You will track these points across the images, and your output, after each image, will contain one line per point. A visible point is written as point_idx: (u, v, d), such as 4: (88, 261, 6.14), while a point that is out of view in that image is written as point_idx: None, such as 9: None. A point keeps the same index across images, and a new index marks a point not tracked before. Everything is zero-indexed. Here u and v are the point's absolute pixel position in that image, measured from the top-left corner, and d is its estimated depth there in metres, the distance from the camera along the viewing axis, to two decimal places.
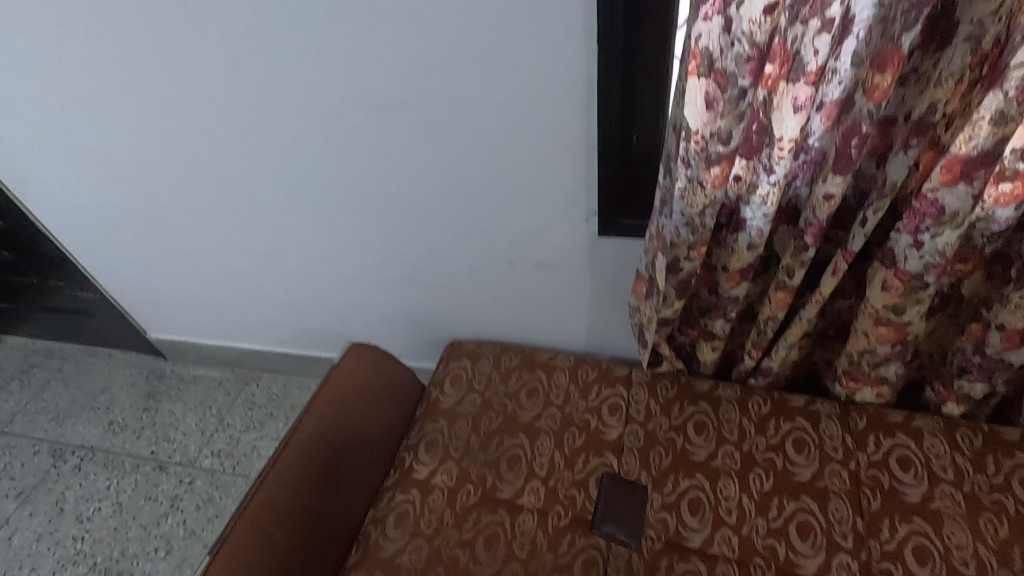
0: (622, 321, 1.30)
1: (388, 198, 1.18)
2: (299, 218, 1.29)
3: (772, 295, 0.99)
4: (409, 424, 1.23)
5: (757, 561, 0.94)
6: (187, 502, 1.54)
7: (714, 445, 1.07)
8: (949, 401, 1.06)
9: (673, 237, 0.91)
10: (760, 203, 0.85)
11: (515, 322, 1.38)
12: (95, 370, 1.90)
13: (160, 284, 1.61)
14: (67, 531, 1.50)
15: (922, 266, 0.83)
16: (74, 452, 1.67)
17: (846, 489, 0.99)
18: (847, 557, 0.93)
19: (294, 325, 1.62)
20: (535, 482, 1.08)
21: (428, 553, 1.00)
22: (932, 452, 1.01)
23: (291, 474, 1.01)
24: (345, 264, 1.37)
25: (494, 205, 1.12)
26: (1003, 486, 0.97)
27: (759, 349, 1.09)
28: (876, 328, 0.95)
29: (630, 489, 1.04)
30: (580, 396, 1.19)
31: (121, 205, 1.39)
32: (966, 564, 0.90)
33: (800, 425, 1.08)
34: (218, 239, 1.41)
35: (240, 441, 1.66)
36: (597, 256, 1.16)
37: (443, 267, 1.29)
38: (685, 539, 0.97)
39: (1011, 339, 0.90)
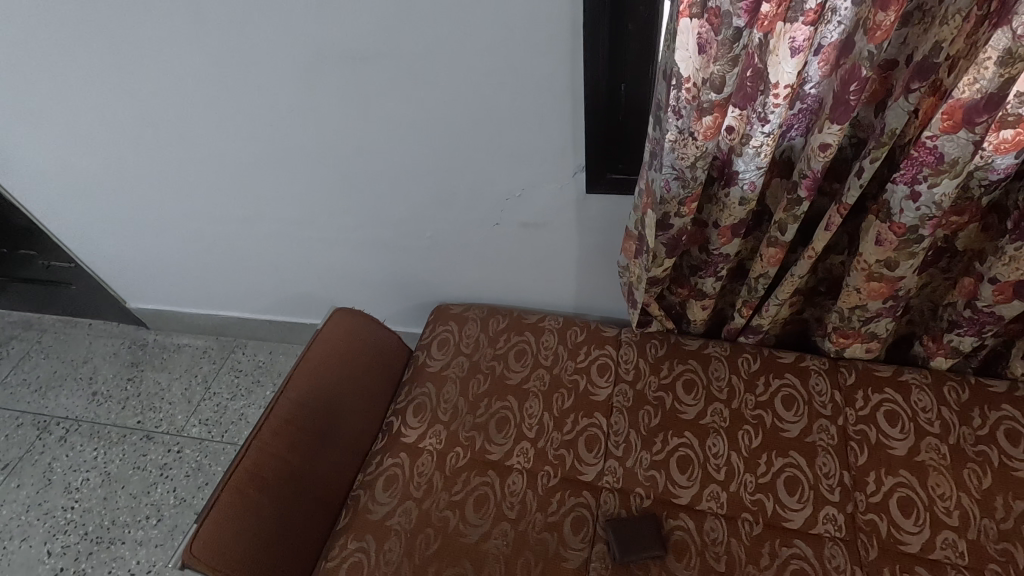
0: (611, 281, 1.28)
1: (367, 157, 1.13)
2: (274, 180, 1.24)
3: (764, 252, 0.97)
4: (396, 389, 1.21)
5: (745, 516, 0.94)
6: (176, 470, 1.53)
7: (703, 404, 1.07)
8: (937, 355, 1.05)
9: (664, 191, 0.88)
10: (754, 154, 0.82)
11: (502, 285, 1.36)
12: (76, 341, 1.86)
13: (136, 253, 1.56)
14: (55, 502, 1.49)
15: (917, 219, 0.81)
16: (58, 423, 1.65)
17: (834, 444, 1.00)
18: (834, 510, 0.93)
19: (277, 292, 1.58)
20: (524, 443, 1.07)
21: (417, 516, 1.00)
22: (919, 405, 1.02)
23: (276, 441, 0.99)
24: (326, 228, 1.32)
25: (477, 162, 1.08)
26: (988, 438, 0.97)
27: (749, 307, 1.08)
28: (868, 283, 0.93)
29: (619, 448, 1.04)
30: (569, 358, 1.18)
31: (86, 170, 1.32)
32: (950, 514, 0.91)
33: (789, 382, 1.07)
34: (192, 204, 1.35)
35: (227, 409, 1.64)
36: (585, 215, 1.13)
37: (427, 229, 1.25)
38: (674, 496, 0.98)
39: (1004, 293, 0.89)
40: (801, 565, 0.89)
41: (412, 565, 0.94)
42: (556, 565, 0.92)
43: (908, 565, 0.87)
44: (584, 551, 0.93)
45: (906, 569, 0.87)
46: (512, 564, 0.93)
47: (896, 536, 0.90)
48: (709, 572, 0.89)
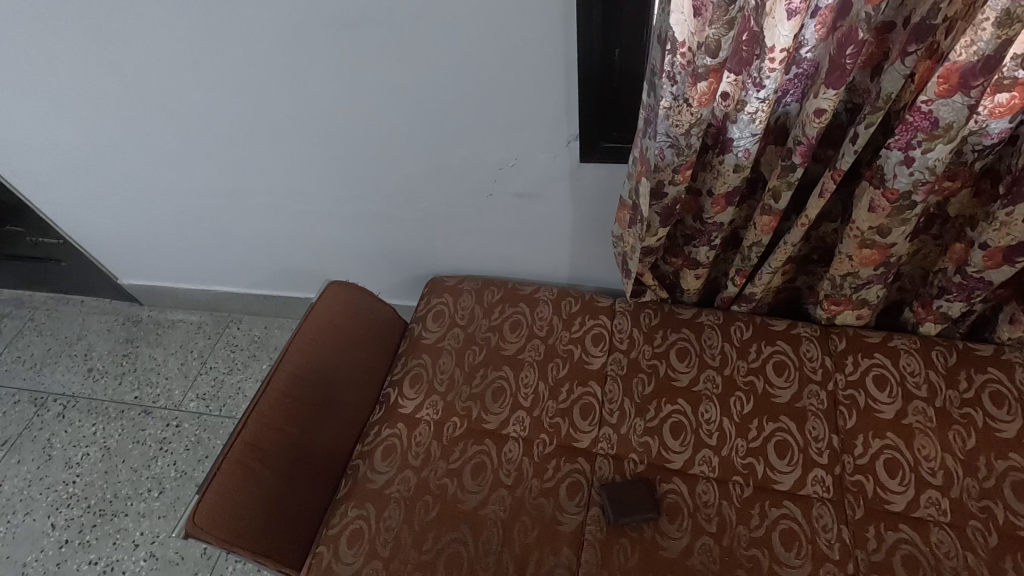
0: (605, 252, 1.28)
1: (357, 128, 1.11)
2: (264, 152, 1.22)
3: (757, 220, 0.97)
4: (392, 361, 1.22)
5: (736, 479, 0.96)
6: (176, 444, 1.54)
7: (696, 371, 1.09)
8: (926, 321, 1.07)
9: (658, 160, 0.88)
10: (748, 121, 0.81)
11: (496, 256, 1.36)
12: (69, 318, 1.85)
13: (125, 228, 1.54)
14: (56, 477, 1.50)
15: (910, 185, 0.81)
16: (56, 400, 1.66)
17: (824, 409, 1.02)
18: (822, 472, 0.95)
19: (270, 266, 1.57)
20: (520, 412, 1.09)
21: (416, 483, 1.01)
22: (908, 370, 1.03)
23: (274, 413, 1.00)
24: (317, 201, 1.31)
25: (470, 132, 1.07)
26: (973, 400, 0.99)
27: (742, 276, 1.08)
28: (860, 251, 0.94)
29: (613, 416, 1.06)
30: (564, 328, 1.19)
31: (70, 143, 1.29)
32: (934, 474, 0.93)
33: (781, 349, 1.09)
34: (181, 178, 1.33)
35: (224, 383, 1.65)
36: (579, 184, 1.12)
37: (419, 200, 1.24)
38: (667, 461, 1.00)
39: (993, 258, 0.90)
40: (790, 525, 0.91)
41: (412, 530, 0.96)
42: (553, 529, 0.95)
43: (893, 522, 0.90)
44: (579, 514, 0.96)
45: (891, 527, 0.90)
46: (510, 528, 0.95)
47: (882, 495, 0.92)
48: (701, 532, 0.92)
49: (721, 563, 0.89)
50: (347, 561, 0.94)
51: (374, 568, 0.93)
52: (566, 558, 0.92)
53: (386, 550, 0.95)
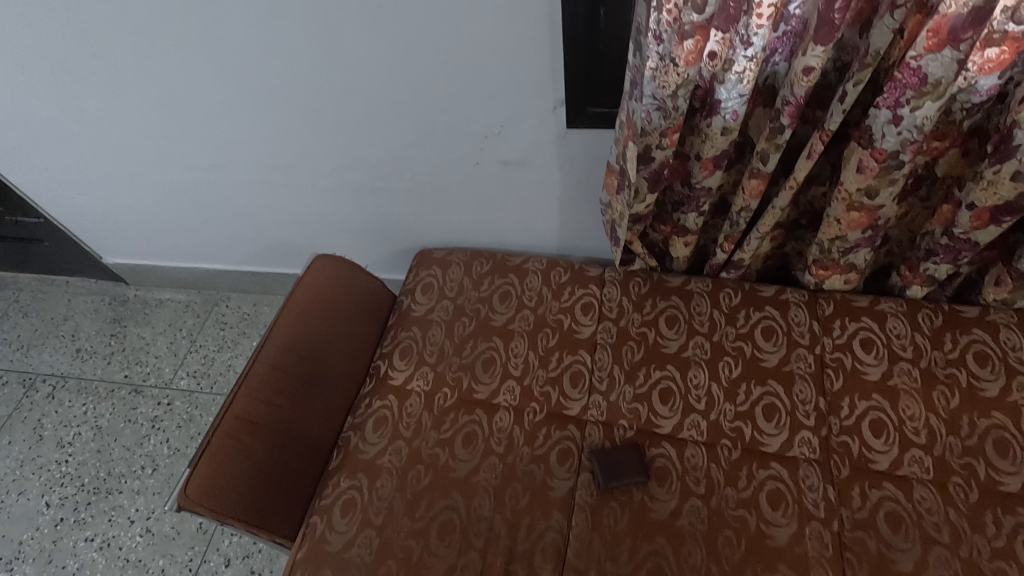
0: (593, 221, 1.27)
1: (338, 96, 1.08)
2: (243, 123, 1.19)
3: (745, 184, 0.96)
4: (381, 333, 1.22)
5: (724, 442, 0.97)
6: (168, 422, 1.54)
7: (685, 338, 1.09)
8: (913, 285, 1.07)
9: (645, 123, 0.86)
10: (736, 81, 0.80)
11: (484, 228, 1.35)
12: (54, 299, 1.82)
13: (107, 205, 1.51)
14: (48, 457, 1.50)
15: (899, 144, 0.80)
16: (44, 380, 1.64)
17: (811, 372, 1.02)
18: (809, 434, 0.97)
19: (256, 242, 1.55)
20: (510, 381, 1.09)
21: (408, 453, 1.02)
22: (894, 332, 1.04)
23: (263, 386, 1.00)
24: (301, 173, 1.29)
25: (454, 99, 1.04)
26: (958, 361, 1.00)
27: (731, 242, 1.08)
28: (848, 214, 0.94)
29: (603, 383, 1.06)
30: (553, 298, 1.19)
31: (44, 118, 1.25)
32: (918, 433, 0.95)
33: (769, 314, 1.09)
34: (160, 151, 1.30)
35: (215, 360, 1.64)
36: (566, 151, 1.11)
37: (405, 171, 1.22)
38: (656, 426, 1.01)
39: (980, 219, 0.90)
40: (777, 486, 0.92)
41: (405, 498, 0.97)
42: (544, 494, 0.96)
43: (877, 481, 0.91)
44: (570, 480, 0.97)
45: (875, 485, 0.91)
46: (501, 494, 0.96)
47: (866, 455, 0.94)
48: (690, 495, 0.93)
49: (710, 523, 0.90)
50: (340, 530, 0.95)
51: (368, 537, 0.94)
52: (557, 522, 0.93)
53: (379, 518, 0.96)
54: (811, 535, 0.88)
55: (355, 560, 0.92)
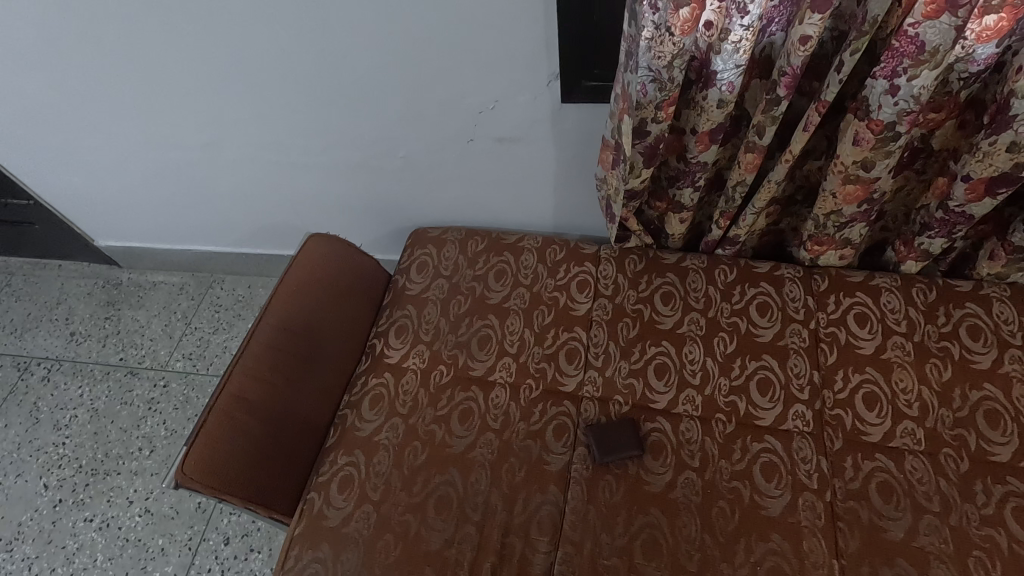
0: (589, 198, 1.27)
1: (329, 71, 1.07)
2: (234, 100, 1.17)
3: (741, 158, 0.96)
4: (377, 312, 1.22)
5: (718, 416, 0.98)
6: (164, 403, 1.54)
7: (680, 314, 1.09)
8: (908, 260, 1.08)
9: (640, 96, 0.85)
10: (732, 51, 0.79)
11: (479, 206, 1.34)
12: (47, 282, 1.81)
13: (97, 186, 1.49)
14: (45, 439, 1.50)
15: (895, 115, 0.80)
16: (39, 363, 1.64)
17: (805, 346, 1.03)
18: (803, 407, 0.97)
19: (250, 223, 1.54)
20: (506, 358, 1.09)
21: (405, 430, 1.02)
22: (888, 307, 1.04)
23: (259, 364, 1.00)
24: (294, 151, 1.27)
25: (447, 74, 1.03)
26: (951, 334, 1.01)
27: (727, 218, 1.08)
28: (843, 187, 0.93)
29: (599, 359, 1.07)
30: (549, 276, 1.18)
31: (29, 96, 1.23)
32: (910, 406, 0.95)
33: (765, 290, 1.10)
34: (149, 130, 1.28)
35: (210, 343, 1.64)
36: (561, 127, 1.10)
37: (398, 148, 1.21)
38: (651, 401, 1.01)
39: (976, 191, 0.90)
40: (770, 458, 0.93)
41: (402, 474, 0.98)
42: (540, 469, 0.96)
43: (869, 453, 0.92)
44: (566, 454, 0.97)
45: (868, 457, 0.92)
46: (498, 469, 0.97)
47: (859, 427, 0.95)
48: (685, 467, 0.94)
49: (704, 495, 0.91)
50: (338, 506, 0.96)
51: (365, 512, 0.95)
52: (553, 496, 0.94)
53: (376, 494, 0.96)
54: (804, 505, 0.89)
55: (353, 535, 0.93)
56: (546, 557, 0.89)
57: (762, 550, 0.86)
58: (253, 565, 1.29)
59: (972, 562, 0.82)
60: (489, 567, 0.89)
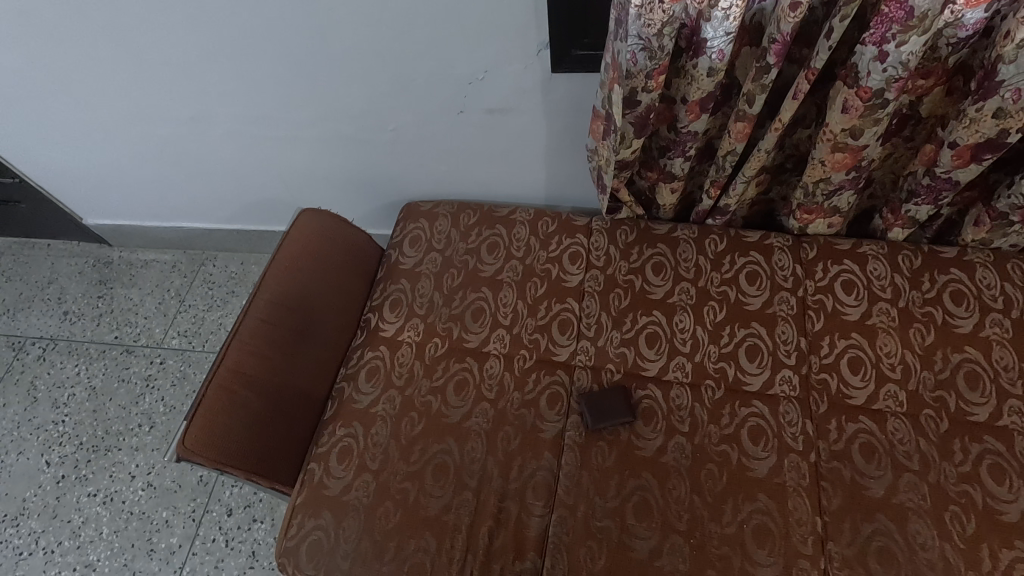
0: (580, 169, 1.27)
1: (315, 42, 1.05)
2: (218, 73, 1.15)
3: (731, 127, 0.96)
4: (370, 285, 1.22)
5: (708, 382, 1.01)
6: (162, 380, 1.55)
7: (671, 284, 1.11)
8: (895, 227, 1.09)
9: (630, 65, 0.85)
10: (722, 18, 0.79)
11: (470, 179, 1.33)
12: (36, 262, 1.80)
13: (82, 163, 1.47)
14: (44, 417, 1.51)
15: (884, 82, 0.80)
16: (34, 343, 1.64)
17: (793, 313, 1.05)
18: (790, 372, 1.00)
19: (240, 199, 1.53)
20: (500, 330, 1.10)
21: (401, 401, 1.04)
22: (875, 274, 1.06)
23: (255, 339, 1.01)
24: (281, 125, 1.26)
25: (434, 44, 1.02)
26: (934, 299, 1.03)
27: (717, 187, 1.08)
28: (832, 155, 0.94)
29: (591, 329, 1.08)
30: (541, 248, 1.19)
31: (7, 72, 1.20)
32: (893, 369, 0.98)
33: (754, 259, 1.11)
34: (134, 105, 1.26)
35: (205, 320, 1.65)
36: (551, 97, 1.09)
37: (388, 121, 1.20)
38: (643, 369, 1.03)
39: (962, 157, 0.91)
40: (758, 422, 0.96)
41: (400, 444, 1.00)
42: (535, 436, 0.99)
43: (853, 415, 0.95)
44: (559, 422, 1.00)
45: (852, 419, 0.95)
46: (493, 437, 0.99)
47: (844, 391, 0.97)
48: (675, 432, 0.96)
49: (694, 459, 0.94)
50: (337, 476, 0.98)
51: (365, 481, 0.97)
52: (547, 462, 0.96)
53: (375, 463, 0.98)
54: (790, 466, 0.92)
55: (353, 503, 0.95)
56: (541, 520, 0.92)
57: (749, 509, 0.89)
58: (256, 534, 1.32)
59: (948, 517, 0.86)
60: (487, 530, 0.92)
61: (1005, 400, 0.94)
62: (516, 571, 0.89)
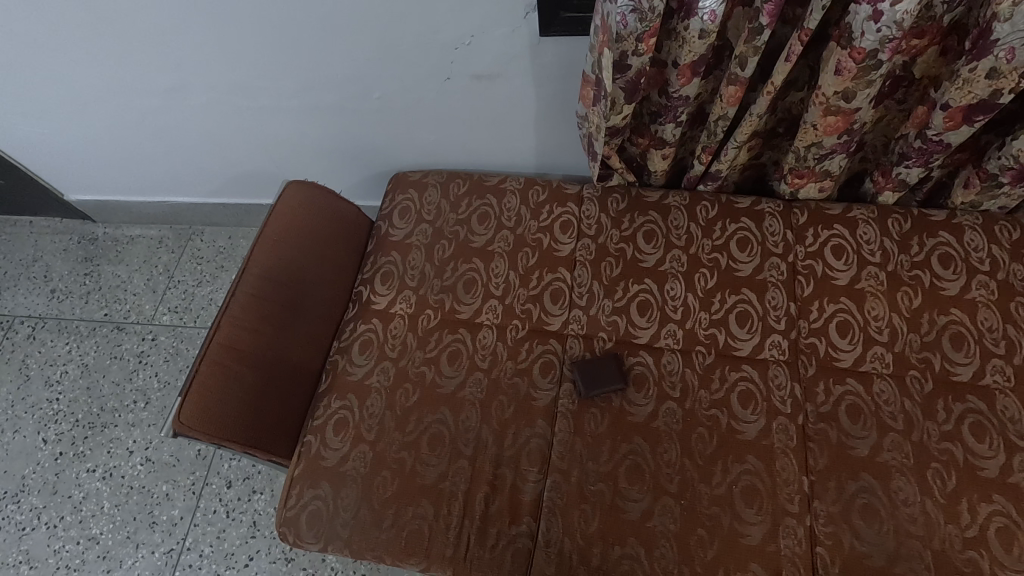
0: (571, 137, 1.25)
1: (294, 7, 1.01)
2: (194, 41, 1.11)
3: (723, 91, 0.94)
4: (361, 258, 1.22)
5: (698, 349, 1.02)
6: (155, 356, 1.55)
7: (663, 252, 1.11)
8: (886, 190, 1.09)
9: (620, 28, 0.83)
10: None
11: (459, 147, 1.32)
12: (19, 240, 1.76)
13: (61, 136, 1.43)
14: (38, 395, 1.51)
15: (877, 43, 0.79)
16: (22, 322, 1.62)
17: (783, 279, 1.06)
18: (780, 337, 1.01)
19: (225, 172, 1.51)
20: (493, 301, 1.10)
21: (395, 373, 1.05)
22: (864, 238, 1.07)
23: (247, 314, 1.00)
24: (263, 95, 1.22)
25: (418, 7, 0.98)
26: (923, 263, 1.04)
27: (709, 153, 1.07)
28: (825, 118, 0.93)
29: (583, 298, 1.09)
30: (532, 217, 1.18)
31: None
32: (881, 332, 1.00)
33: (745, 225, 1.11)
34: (110, 76, 1.22)
35: (195, 295, 1.63)
36: (540, 62, 1.06)
37: (373, 90, 1.17)
38: (635, 337, 1.04)
39: (954, 119, 0.90)
40: (748, 386, 0.98)
41: (395, 415, 1.01)
42: (528, 404, 1.00)
43: (841, 377, 0.97)
44: (552, 390, 1.01)
45: (839, 381, 0.97)
46: (487, 406, 1.01)
47: (831, 353, 0.99)
48: (667, 398, 0.98)
49: (684, 423, 0.96)
50: (334, 447, 0.99)
51: (362, 451, 0.98)
52: (542, 429, 0.98)
53: (371, 434, 1.00)
54: (778, 429, 0.94)
55: (351, 472, 0.97)
56: (536, 485, 0.94)
57: (738, 470, 0.92)
58: (256, 505, 1.35)
59: (930, 474, 0.89)
60: (483, 496, 0.93)
61: (989, 359, 0.96)
62: (512, 534, 0.91)
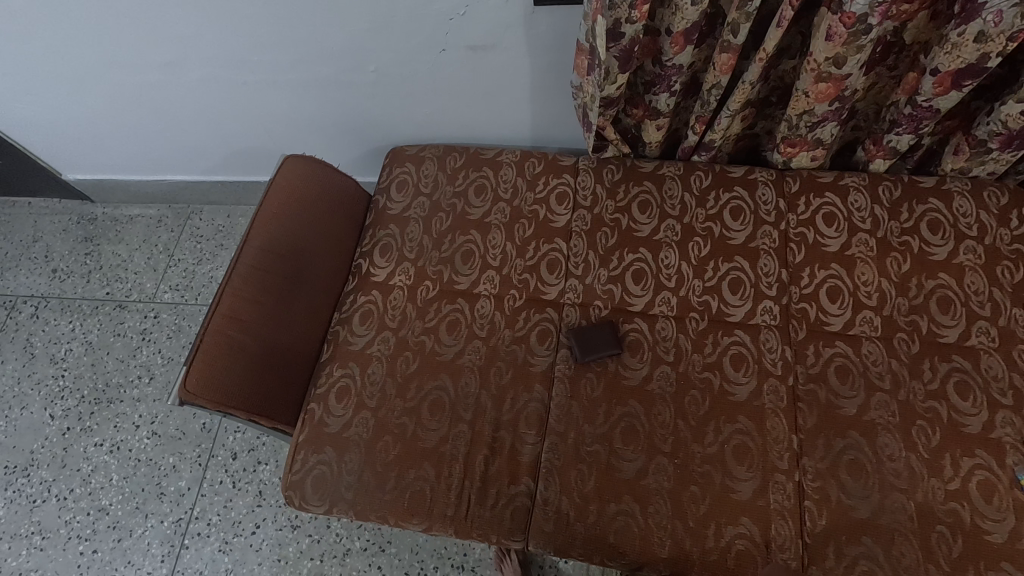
0: (565, 108, 1.26)
1: None
2: (188, 15, 1.11)
3: (716, 59, 0.95)
4: (360, 232, 1.23)
5: (692, 315, 1.04)
6: (158, 333, 1.57)
7: (658, 221, 1.12)
8: (877, 158, 1.10)
9: None
10: None
11: (455, 120, 1.32)
12: (18, 221, 1.77)
13: (58, 115, 1.43)
14: (44, 372, 1.53)
15: (867, 7, 0.79)
16: (25, 301, 1.64)
17: (775, 246, 1.07)
18: (771, 303, 1.03)
19: (222, 148, 1.51)
20: (490, 271, 1.12)
21: (395, 342, 1.07)
22: (855, 206, 1.08)
23: (248, 285, 1.02)
24: (259, 69, 1.23)
25: None
26: (912, 229, 1.05)
27: (702, 122, 1.08)
28: (816, 85, 0.94)
29: (579, 268, 1.11)
30: (528, 189, 1.19)
31: None
32: (870, 296, 1.02)
33: (738, 195, 1.12)
34: (105, 53, 1.22)
35: (196, 273, 1.65)
36: (534, 32, 1.07)
37: (368, 62, 1.17)
38: (629, 305, 1.06)
39: (943, 85, 0.91)
40: (739, 350, 1.00)
41: (396, 382, 1.03)
42: (526, 371, 1.02)
43: (830, 340, 0.99)
44: (550, 356, 1.03)
45: (829, 344, 0.99)
46: (485, 373, 1.03)
47: (821, 318, 1.01)
48: (661, 362, 1.00)
49: (678, 386, 0.98)
50: (337, 414, 1.02)
51: (364, 417, 1.01)
52: (539, 394, 1.00)
53: (372, 401, 1.02)
54: (769, 391, 0.97)
55: (354, 438, 1.00)
56: (534, 448, 0.97)
57: (730, 430, 0.94)
58: (262, 475, 1.38)
59: (915, 430, 0.92)
60: (483, 458, 0.96)
61: (974, 321, 0.98)
62: (511, 494, 0.94)
